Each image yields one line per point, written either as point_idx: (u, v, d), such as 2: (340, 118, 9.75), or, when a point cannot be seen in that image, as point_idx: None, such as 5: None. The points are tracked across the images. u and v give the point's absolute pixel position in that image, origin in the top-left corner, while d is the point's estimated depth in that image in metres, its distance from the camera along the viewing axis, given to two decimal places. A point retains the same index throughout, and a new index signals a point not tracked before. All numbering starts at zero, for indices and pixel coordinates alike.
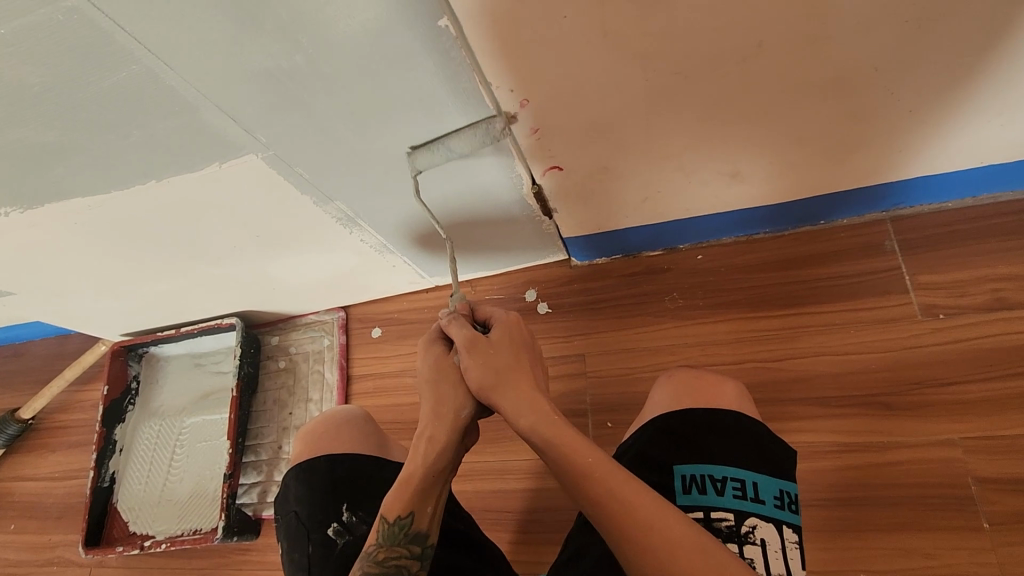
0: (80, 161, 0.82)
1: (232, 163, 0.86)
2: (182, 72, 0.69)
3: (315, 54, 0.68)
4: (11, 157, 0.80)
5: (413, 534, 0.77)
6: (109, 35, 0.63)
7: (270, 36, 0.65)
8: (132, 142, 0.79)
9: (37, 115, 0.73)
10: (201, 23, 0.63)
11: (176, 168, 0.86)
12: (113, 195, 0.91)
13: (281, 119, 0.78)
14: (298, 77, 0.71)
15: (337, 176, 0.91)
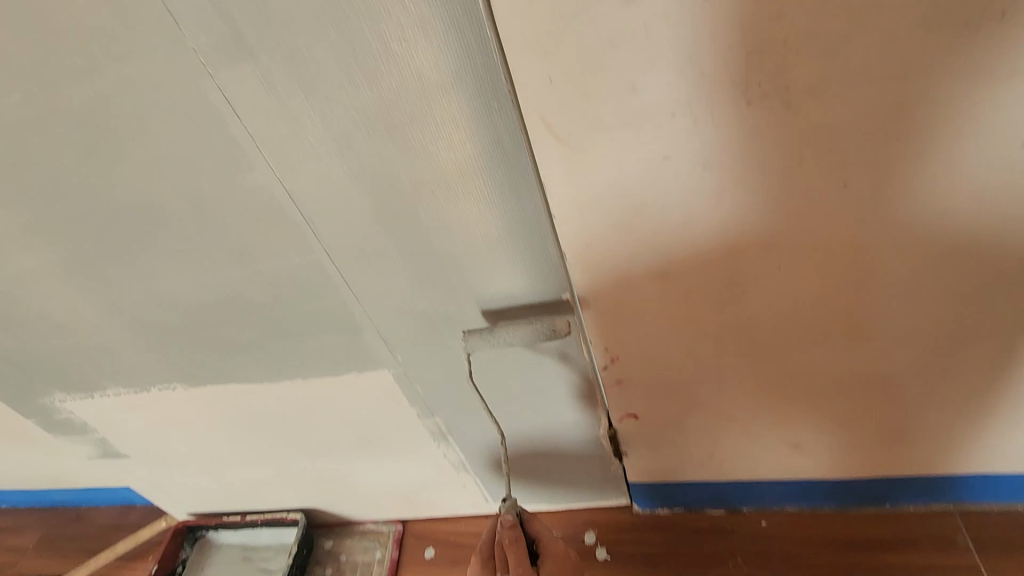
0: (257, 357, 1.04)
1: (368, 374, 1.05)
2: (366, 306, 0.92)
3: (466, 307, 0.91)
4: (209, 348, 1.03)
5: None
6: (331, 277, 0.89)
7: (439, 292, 0.89)
8: (303, 348, 1.01)
9: (247, 321, 0.97)
10: (396, 279, 0.88)
11: (323, 371, 1.05)
12: (260, 387, 1.10)
13: (421, 347, 0.98)
14: (447, 320, 0.93)
15: (445, 395, 1.08)
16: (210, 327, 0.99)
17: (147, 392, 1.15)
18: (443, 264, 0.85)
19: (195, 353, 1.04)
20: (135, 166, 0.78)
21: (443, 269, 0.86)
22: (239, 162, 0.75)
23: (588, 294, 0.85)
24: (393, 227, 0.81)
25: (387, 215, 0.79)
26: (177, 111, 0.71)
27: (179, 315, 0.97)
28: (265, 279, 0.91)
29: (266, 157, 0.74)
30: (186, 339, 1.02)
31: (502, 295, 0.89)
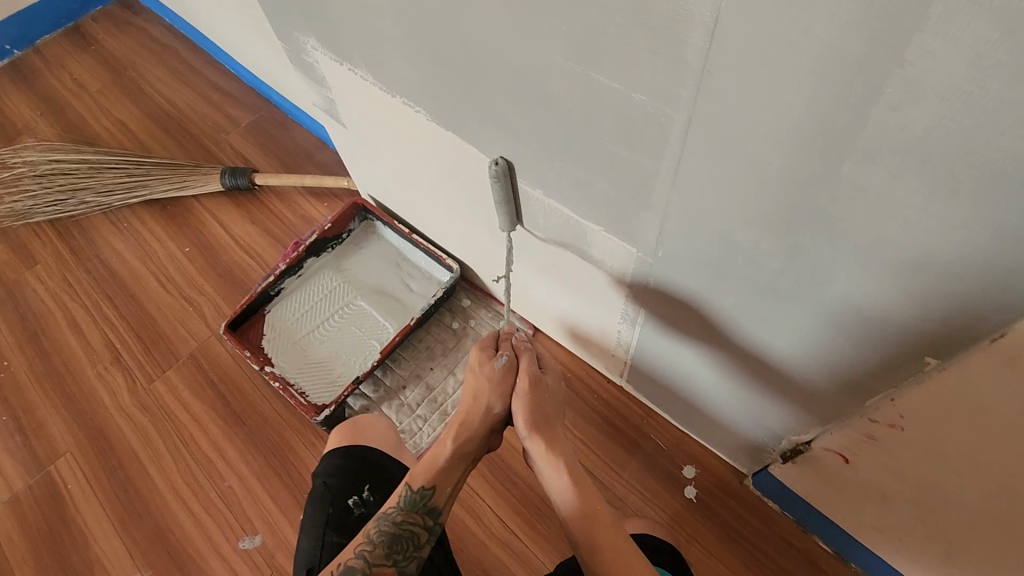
0: (493, 270, 0.99)
1: (574, 339, 0.98)
2: (610, 309, 0.79)
3: (712, 378, 0.74)
4: (459, 239, 1.00)
5: (430, 507, 0.66)
6: (590, 274, 0.74)
7: (693, 354, 0.73)
8: (534, 291, 0.93)
9: (497, 247, 0.90)
10: (655, 320, 0.72)
11: (548, 326, 1.02)
12: (482, 279, 1.08)
13: (642, 365, 0.86)
14: (683, 372, 0.79)
15: (634, 428, 0.99)
16: (466, 230, 0.94)
17: (385, 231, 1.18)
18: (727, 362, 0.69)
19: (445, 235, 1.02)
20: (462, 102, 0.64)
21: (725, 366, 0.70)
22: (567, 165, 0.59)
23: (853, 470, 0.67)
24: (707, 319, 0.64)
25: (714, 312, 0.62)
26: (530, 89, 0.54)
27: (454, 223, 0.96)
28: (534, 238, 0.78)
29: (601, 179, 0.56)
30: (441, 222, 0.99)
31: (762, 412, 0.73)
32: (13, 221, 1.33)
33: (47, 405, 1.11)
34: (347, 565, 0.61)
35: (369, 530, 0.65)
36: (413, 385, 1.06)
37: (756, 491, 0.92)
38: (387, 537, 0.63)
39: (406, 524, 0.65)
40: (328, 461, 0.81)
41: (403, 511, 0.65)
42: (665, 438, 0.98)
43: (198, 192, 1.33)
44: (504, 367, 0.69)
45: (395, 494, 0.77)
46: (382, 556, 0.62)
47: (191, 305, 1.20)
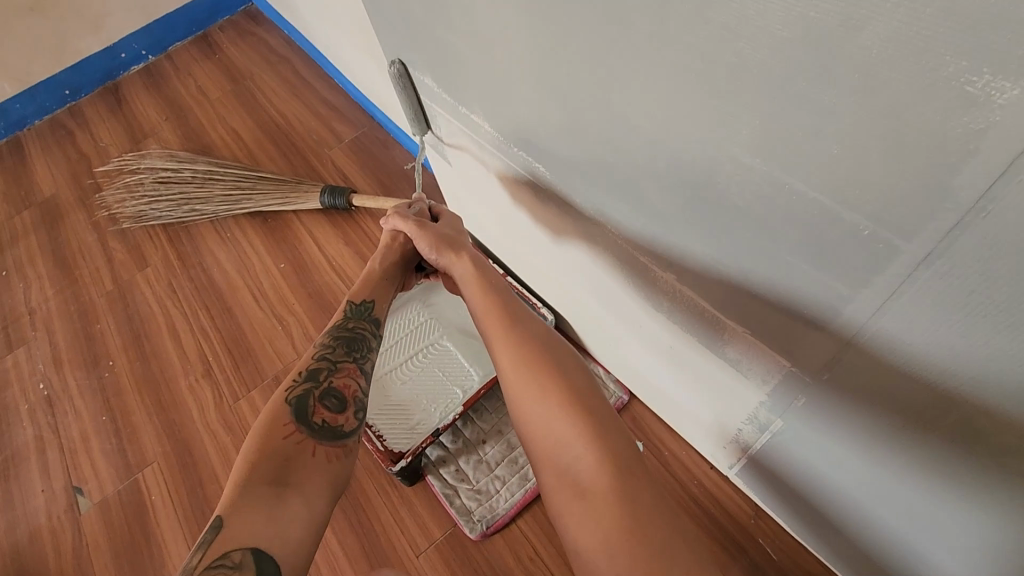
0: (593, 328, 0.90)
1: (679, 417, 0.86)
2: (736, 407, 0.67)
3: (862, 512, 0.61)
4: (559, 290, 0.91)
5: (376, 317, 0.73)
6: (720, 368, 0.63)
7: (841, 482, 0.60)
8: (639, 361, 0.83)
9: (604, 310, 0.80)
10: (795, 436, 0.60)
11: (649, 396, 0.92)
12: (579, 333, 0.98)
13: (762, 468, 0.74)
14: (819, 493, 0.66)
15: (739, 529, 0.86)
16: (570, 285, 0.85)
17: None
18: (889, 505, 0.56)
19: (544, 282, 0.94)
20: (591, 169, 0.56)
21: (883, 507, 0.57)
22: (718, 260, 0.49)
23: None
24: (871, 456, 0.52)
25: (884, 452, 0.50)
26: (685, 174, 0.44)
27: (556, 275, 0.88)
28: (654, 315, 0.68)
29: (763, 286, 0.46)
30: (542, 270, 0.91)
31: (922, 565, 0.59)
32: (132, 222, 1.40)
33: (141, 410, 1.14)
34: (310, 370, 0.64)
35: (319, 341, 0.69)
36: (494, 441, 0.98)
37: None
38: (336, 339, 0.69)
39: (355, 328, 0.71)
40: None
41: (352, 319, 0.72)
42: (776, 547, 0.84)
43: (299, 208, 1.33)
44: (421, 211, 0.78)
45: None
46: (342, 355, 0.68)
47: (280, 323, 1.20)
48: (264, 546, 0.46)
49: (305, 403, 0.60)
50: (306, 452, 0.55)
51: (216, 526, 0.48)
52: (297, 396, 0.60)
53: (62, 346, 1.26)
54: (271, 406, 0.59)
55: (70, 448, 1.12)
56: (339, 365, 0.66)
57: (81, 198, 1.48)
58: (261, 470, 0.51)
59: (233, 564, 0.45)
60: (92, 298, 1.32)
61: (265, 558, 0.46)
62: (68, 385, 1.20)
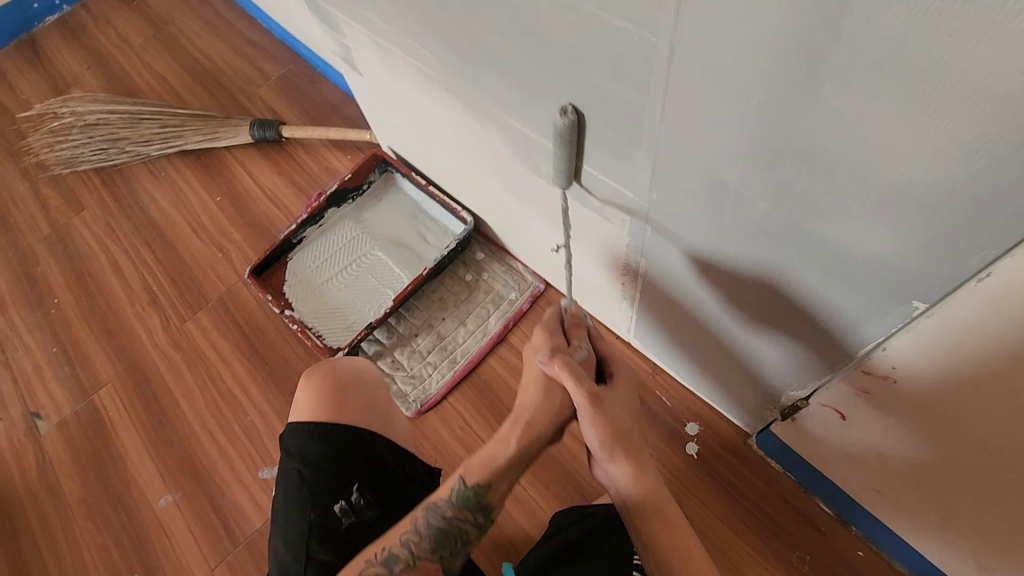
0: (505, 220, 1.00)
1: (584, 291, 0.98)
2: (613, 254, 0.78)
3: (712, 327, 0.73)
4: (471, 188, 1.01)
5: (483, 506, 0.70)
6: (593, 216, 0.73)
7: (692, 301, 0.72)
8: (543, 240, 0.94)
9: (507, 194, 0.90)
10: (652, 264, 0.72)
11: (558, 278, 1.03)
12: (496, 229, 1.08)
13: (647, 316, 0.86)
14: (685, 321, 0.78)
15: (641, 385, 0.99)
16: (478, 179, 0.95)
17: (404, 182, 1.20)
18: (722, 310, 0.68)
19: (460, 184, 1.04)
20: (461, 42, 0.64)
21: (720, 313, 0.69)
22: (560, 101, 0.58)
23: (848, 424, 0.65)
24: (703, 269, 0.63)
25: (708, 260, 0.61)
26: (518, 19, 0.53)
27: (466, 173, 0.96)
28: (540, 182, 0.78)
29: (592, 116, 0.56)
30: (455, 171, 1.00)
31: (758, 365, 0.72)
32: (63, 168, 1.41)
33: (91, 340, 1.19)
34: (390, 553, 0.67)
35: (414, 519, 0.69)
36: (425, 333, 1.08)
37: (759, 451, 0.91)
38: (435, 532, 0.68)
39: (456, 522, 0.69)
40: (304, 448, 0.82)
41: (451, 511, 0.70)
42: (670, 396, 0.98)
43: (231, 143, 1.37)
44: (583, 362, 0.69)
45: (374, 481, 0.82)
46: (430, 554, 0.68)
47: (220, 251, 1.26)
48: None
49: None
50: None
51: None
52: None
53: (5, 290, 1.29)
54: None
55: (24, 379, 1.17)
56: (420, 562, 0.67)
57: (7, 148, 1.48)
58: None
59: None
60: (30, 243, 1.34)
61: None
62: (15, 324, 1.24)
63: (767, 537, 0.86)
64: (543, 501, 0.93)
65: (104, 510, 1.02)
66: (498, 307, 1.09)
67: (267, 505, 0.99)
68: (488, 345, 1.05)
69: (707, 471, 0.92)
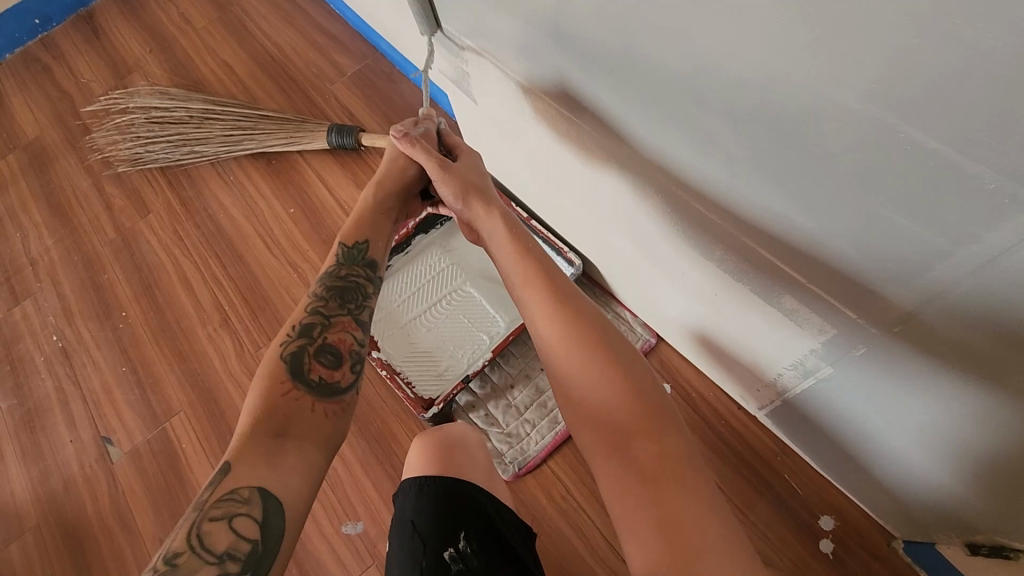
0: (625, 272, 0.89)
1: (710, 358, 0.87)
2: (776, 349, 0.68)
3: (899, 445, 0.63)
4: (589, 234, 0.90)
5: (368, 260, 0.67)
6: (770, 313, 0.62)
7: (882, 419, 0.61)
8: (673, 304, 0.83)
9: (642, 256, 0.79)
10: (839, 376, 0.61)
11: (678, 337, 0.92)
12: (606, 273, 0.97)
13: (797, 406, 0.75)
14: (856, 430, 0.68)
15: (766, 466, 0.89)
16: (605, 230, 0.83)
17: None
18: (933, 438, 0.57)
19: (573, 226, 0.92)
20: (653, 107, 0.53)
21: (924, 439, 0.59)
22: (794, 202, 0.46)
23: None
24: (931, 399, 0.52)
25: (941, 396, 0.51)
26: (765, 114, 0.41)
27: (588, 221, 0.86)
28: (702, 263, 0.66)
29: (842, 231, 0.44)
30: (573, 215, 0.89)
31: (954, 494, 0.62)
32: (128, 166, 1.33)
33: (161, 361, 1.13)
34: (303, 327, 0.60)
35: (312, 290, 0.64)
36: (522, 385, 0.99)
37: (907, 558, 0.81)
38: (331, 288, 0.64)
39: (349, 276, 0.65)
40: (413, 498, 0.67)
41: (339, 272, 0.66)
42: (801, 482, 0.87)
43: (305, 148, 1.27)
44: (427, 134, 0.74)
45: (494, 544, 0.63)
46: (337, 308, 0.63)
47: (295, 271, 1.17)
48: (272, 490, 0.46)
49: (299, 364, 0.56)
50: (306, 412, 0.53)
51: (224, 470, 0.47)
52: (292, 358, 0.56)
53: (70, 298, 1.23)
54: (276, 374, 0.55)
55: (93, 399, 1.12)
56: (332, 318, 0.61)
57: (70, 141, 1.40)
58: (258, 434, 0.49)
59: (242, 501, 0.45)
60: (95, 248, 1.27)
61: (264, 509, 0.45)
62: (83, 337, 1.18)
63: None
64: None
65: None
66: None
67: (351, 565, 0.93)
68: None
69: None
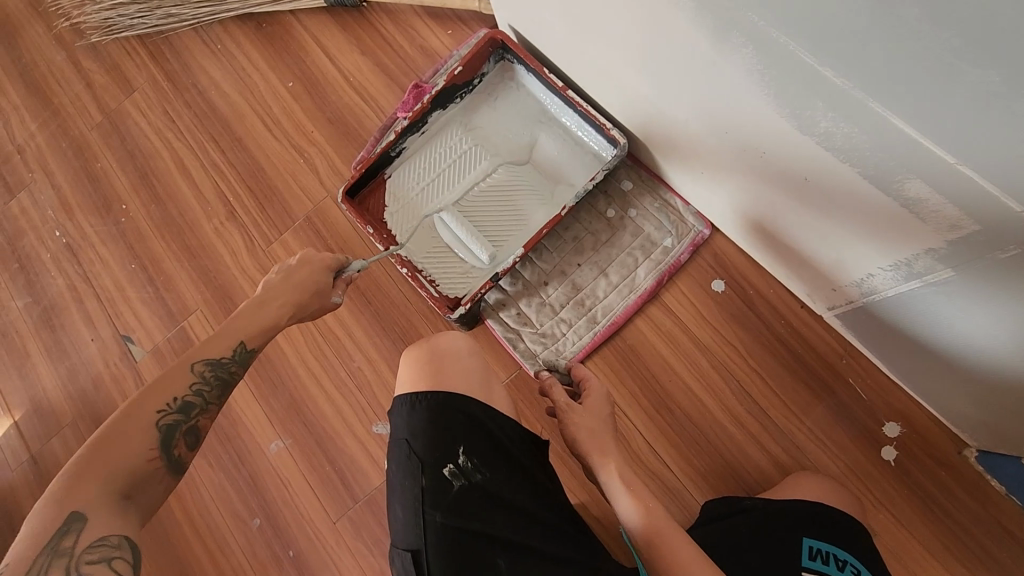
0: (681, 154, 0.75)
1: (774, 253, 0.76)
2: (874, 246, 0.56)
3: (1014, 360, 0.53)
4: (640, 106, 0.74)
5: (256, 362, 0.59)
6: (882, 205, 0.50)
7: (1003, 331, 0.51)
8: (739, 190, 0.70)
9: (708, 133, 0.65)
10: (959, 280, 0.50)
11: (737, 229, 0.81)
12: (658, 155, 0.83)
13: (878, 310, 0.65)
14: (957, 340, 0.57)
15: (828, 368, 0.81)
16: (661, 102, 0.68)
17: (530, 79, 0.92)
18: None
19: (621, 97, 0.77)
20: None
21: None
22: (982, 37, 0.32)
23: None
24: None
25: None
26: None
27: (640, 87, 0.70)
28: (795, 140, 0.53)
29: None
30: (622, 83, 0.73)
31: None
32: (102, 35, 1.16)
33: (170, 257, 1.06)
34: (186, 400, 0.53)
35: (198, 364, 0.54)
36: (557, 282, 0.89)
37: (979, 467, 0.74)
38: (220, 380, 0.55)
39: (237, 373, 0.57)
40: (405, 414, 0.60)
41: (237, 367, 0.57)
42: (867, 387, 0.79)
43: (297, 5, 1.08)
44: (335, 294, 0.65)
45: (496, 455, 0.59)
46: (217, 398, 0.55)
47: (301, 155, 1.05)
48: (135, 535, 0.46)
49: (163, 441, 0.50)
50: (151, 485, 0.50)
51: (78, 520, 0.44)
52: (162, 432, 0.51)
53: (66, 190, 1.13)
54: (119, 444, 0.49)
55: (107, 297, 1.07)
56: (214, 404, 0.55)
57: (33, 5, 1.22)
58: (100, 516, 0.45)
59: (113, 547, 0.45)
60: (83, 133, 1.15)
61: (135, 553, 0.46)
62: (86, 233, 1.11)
63: (974, 567, 0.73)
64: (696, 492, 0.81)
65: (214, 448, 0.96)
66: (649, 255, 0.88)
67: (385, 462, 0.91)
68: (637, 304, 0.86)
69: (907, 483, 0.76)
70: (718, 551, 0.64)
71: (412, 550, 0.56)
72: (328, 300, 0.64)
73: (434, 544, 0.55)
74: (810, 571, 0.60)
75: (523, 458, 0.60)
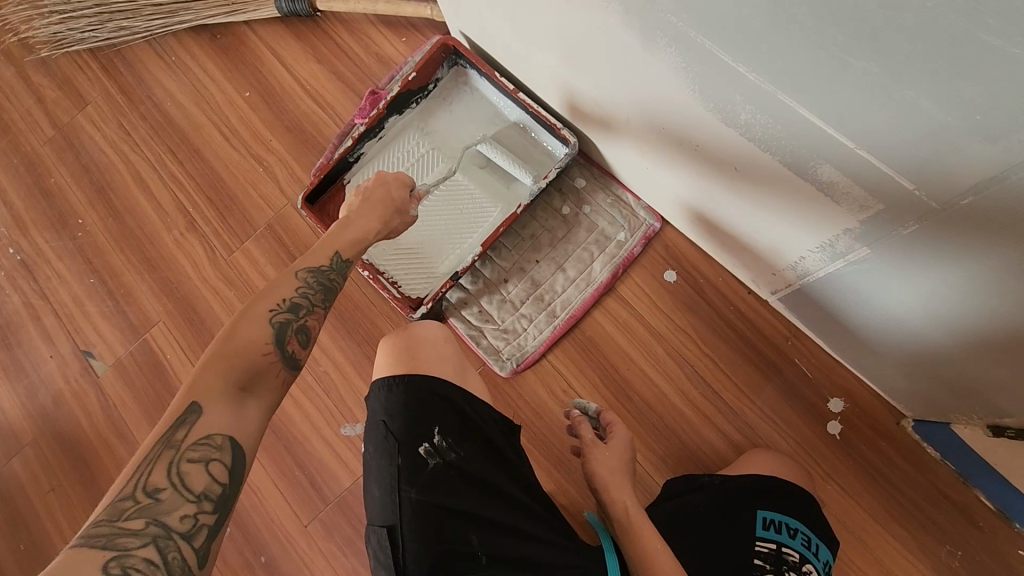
0: (625, 150, 0.78)
1: (719, 242, 0.80)
2: (802, 228, 0.60)
3: (930, 329, 0.57)
4: (584, 106, 0.77)
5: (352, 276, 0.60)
6: (803, 189, 0.53)
7: (918, 302, 0.55)
8: (681, 181, 0.73)
9: (647, 128, 0.68)
10: (874, 255, 0.53)
11: (683, 220, 0.84)
12: (606, 153, 0.87)
13: (812, 289, 0.69)
14: (881, 313, 0.61)
15: (775, 349, 0.85)
16: (603, 101, 0.71)
17: (483, 82, 0.95)
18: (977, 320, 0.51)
19: (568, 98, 0.80)
20: None
21: (967, 322, 0.52)
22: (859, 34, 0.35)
23: None
24: (986, 273, 0.45)
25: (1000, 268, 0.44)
26: None
27: (584, 88, 0.73)
28: (722, 131, 0.56)
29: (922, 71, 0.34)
30: (567, 84, 0.76)
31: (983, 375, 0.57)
32: (52, 49, 1.15)
33: (130, 270, 1.05)
34: (294, 301, 0.52)
35: (300, 271, 0.54)
36: (516, 279, 0.92)
37: (914, 435, 0.79)
38: (321, 285, 0.55)
39: (337, 280, 0.57)
40: (382, 396, 0.61)
41: (336, 275, 0.57)
42: (811, 366, 0.84)
43: (251, 16, 1.09)
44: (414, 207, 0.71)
45: (470, 435, 0.61)
46: (321, 302, 0.54)
47: (260, 163, 1.05)
48: (239, 438, 0.44)
49: (276, 339, 0.49)
50: (266, 381, 0.48)
51: (193, 412, 0.43)
52: (276, 329, 0.50)
53: (18, 206, 1.11)
54: (237, 342, 0.48)
55: (65, 313, 1.06)
56: (322, 304, 0.54)
57: None
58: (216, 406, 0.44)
59: (215, 447, 0.43)
60: (35, 148, 1.13)
61: (235, 457, 0.43)
62: (40, 249, 1.09)
63: (913, 529, 0.78)
64: (657, 474, 0.84)
65: None
66: (603, 249, 0.91)
67: (355, 463, 0.92)
68: (594, 297, 0.89)
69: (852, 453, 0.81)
70: (677, 527, 0.67)
71: (388, 526, 0.57)
72: (407, 212, 0.69)
73: (409, 519, 0.56)
74: (762, 540, 0.64)
75: (499, 441, 0.63)
